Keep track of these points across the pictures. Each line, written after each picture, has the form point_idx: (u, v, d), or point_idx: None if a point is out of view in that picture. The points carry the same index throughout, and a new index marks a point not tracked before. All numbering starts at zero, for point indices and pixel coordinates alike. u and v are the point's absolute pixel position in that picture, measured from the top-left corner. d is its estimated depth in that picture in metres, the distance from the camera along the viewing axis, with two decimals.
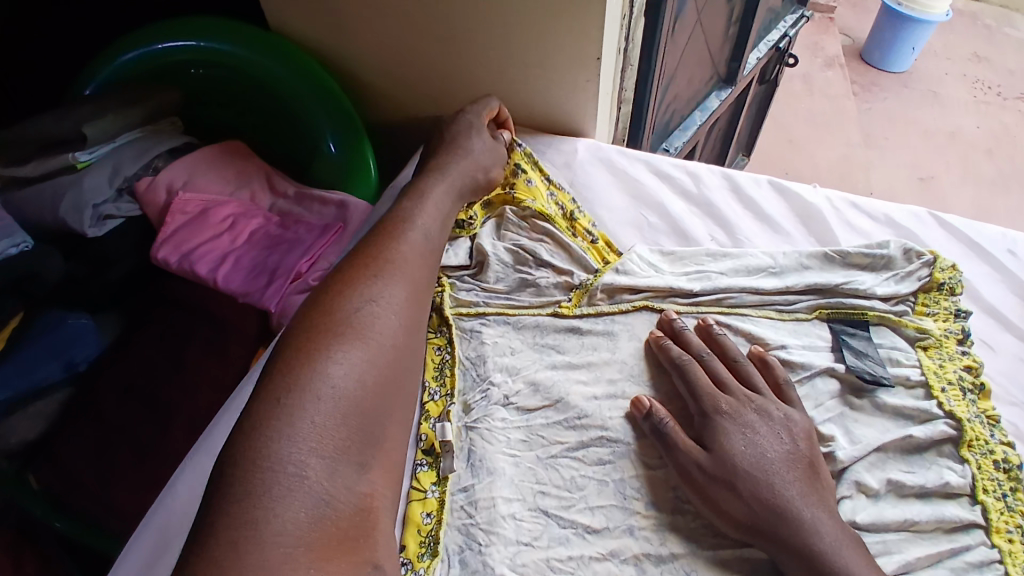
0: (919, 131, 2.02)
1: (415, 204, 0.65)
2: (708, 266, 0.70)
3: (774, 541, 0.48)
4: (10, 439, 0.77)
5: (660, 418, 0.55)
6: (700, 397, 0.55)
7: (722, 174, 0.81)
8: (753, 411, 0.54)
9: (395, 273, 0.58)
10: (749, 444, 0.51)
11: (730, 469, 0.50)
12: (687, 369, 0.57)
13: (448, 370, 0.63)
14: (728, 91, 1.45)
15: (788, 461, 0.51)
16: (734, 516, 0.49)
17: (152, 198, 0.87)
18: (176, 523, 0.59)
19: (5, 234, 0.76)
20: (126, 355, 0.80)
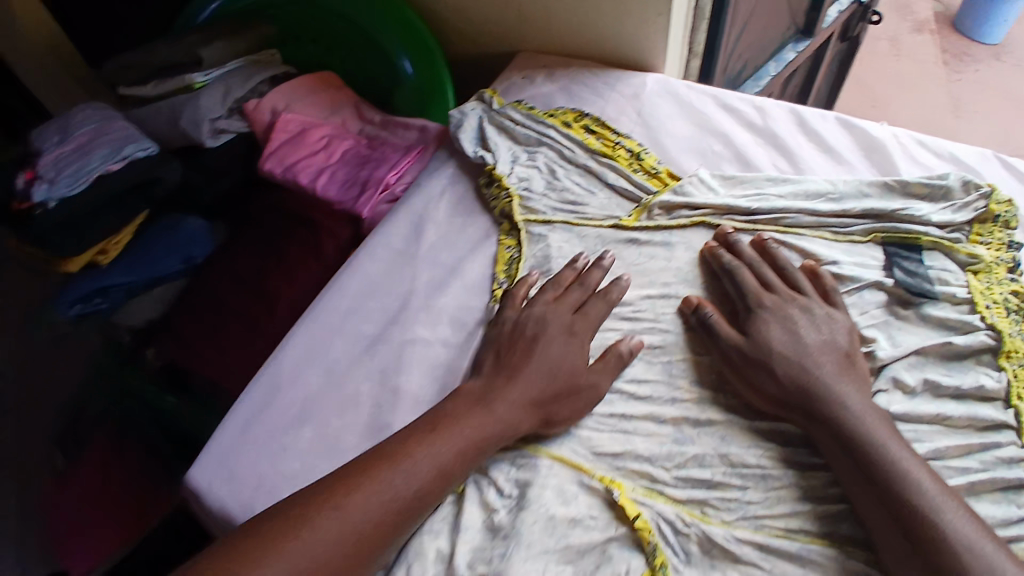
0: (1014, 98, 1.90)
1: (466, 420, 0.55)
2: (767, 190, 0.74)
3: (801, 407, 0.53)
4: (135, 318, 0.96)
5: (707, 313, 0.61)
6: (745, 295, 0.61)
7: (789, 108, 0.84)
8: (795, 307, 0.59)
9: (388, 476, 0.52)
10: (788, 333, 0.57)
11: (765, 352, 0.56)
12: (734, 272, 0.63)
13: (516, 265, 0.72)
14: (805, 42, 1.43)
15: (824, 347, 0.56)
16: (768, 393, 0.55)
17: (258, 118, 0.98)
18: (276, 389, 0.67)
19: (134, 140, 0.91)
20: (227, 256, 0.92)
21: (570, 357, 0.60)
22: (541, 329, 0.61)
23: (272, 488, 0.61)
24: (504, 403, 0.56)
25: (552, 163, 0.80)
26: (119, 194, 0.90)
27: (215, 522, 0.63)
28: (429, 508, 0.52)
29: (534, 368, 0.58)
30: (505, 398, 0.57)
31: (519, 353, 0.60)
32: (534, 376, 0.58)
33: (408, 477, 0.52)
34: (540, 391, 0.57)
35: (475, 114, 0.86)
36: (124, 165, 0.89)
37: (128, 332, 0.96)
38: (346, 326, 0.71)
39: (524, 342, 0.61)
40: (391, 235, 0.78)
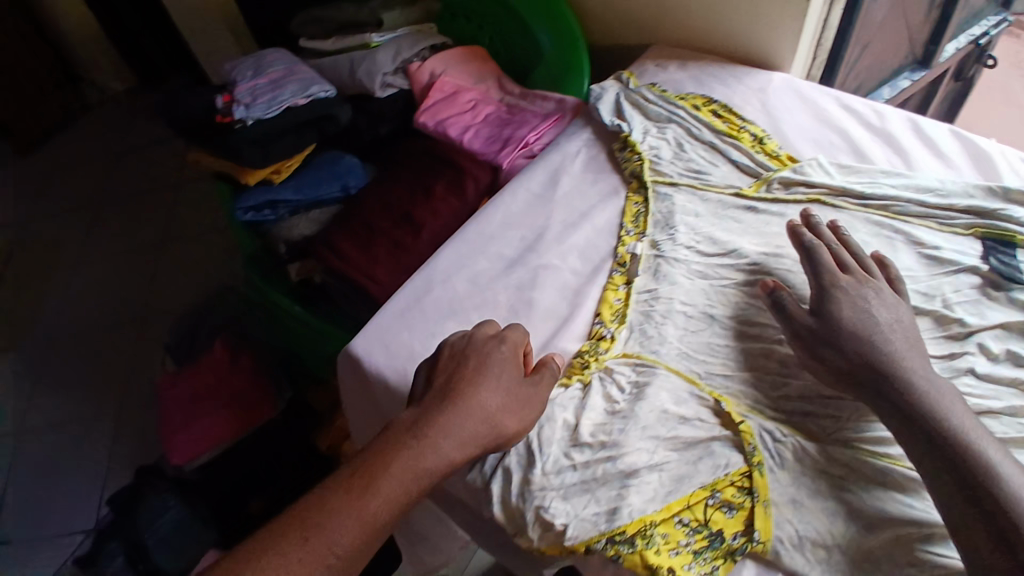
0: None
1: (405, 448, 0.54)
2: (880, 181, 0.81)
3: (871, 375, 0.59)
4: (294, 233, 1.08)
5: (781, 294, 0.67)
6: (820, 273, 0.67)
7: (907, 116, 0.91)
8: (869, 290, 0.65)
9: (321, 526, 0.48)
10: (858, 312, 0.63)
11: (838, 331, 0.62)
12: (813, 252, 0.69)
13: (643, 217, 0.82)
14: (921, 72, 1.46)
15: (893, 327, 0.62)
16: (836, 367, 0.61)
17: (418, 78, 1.15)
18: (428, 287, 0.81)
19: (318, 83, 1.10)
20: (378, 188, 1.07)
21: (513, 378, 0.61)
22: (484, 356, 0.62)
23: (421, 361, 0.75)
24: (447, 435, 0.55)
25: (681, 137, 0.90)
26: (300, 123, 1.08)
27: (370, 384, 0.77)
28: (364, 562, 0.50)
29: (473, 388, 0.59)
30: (445, 427, 0.55)
31: (464, 373, 0.60)
32: (478, 396, 0.58)
33: (345, 523, 0.49)
34: (483, 414, 0.57)
35: (613, 91, 0.98)
36: (309, 101, 1.08)
37: (285, 245, 1.09)
38: (489, 249, 0.84)
39: (454, 366, 0.61)
40: (531, 182, 0.91)
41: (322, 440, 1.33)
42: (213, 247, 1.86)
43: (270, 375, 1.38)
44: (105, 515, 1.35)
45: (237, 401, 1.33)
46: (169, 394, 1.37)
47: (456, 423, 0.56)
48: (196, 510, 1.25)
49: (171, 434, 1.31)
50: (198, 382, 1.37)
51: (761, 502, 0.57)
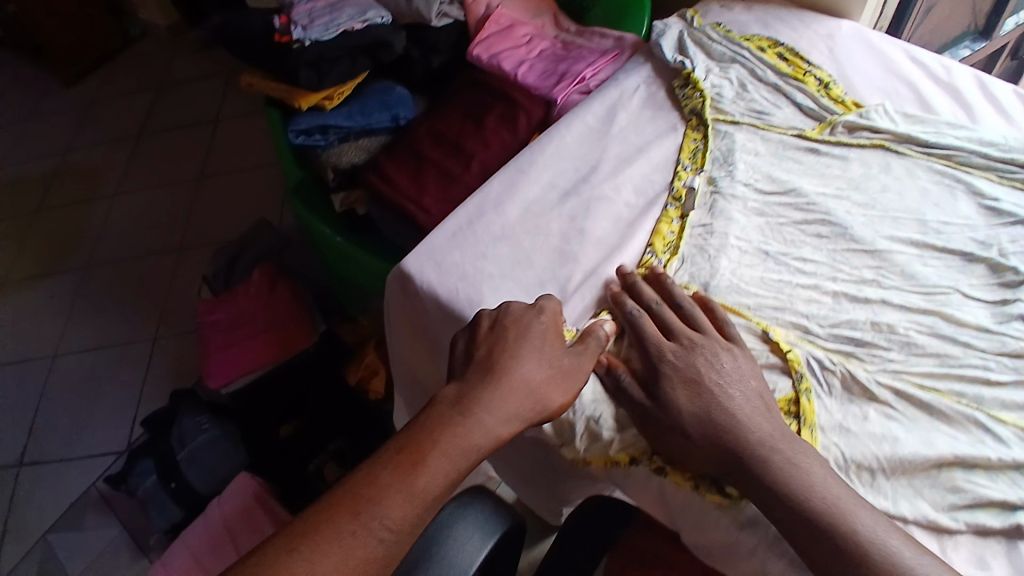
0: None
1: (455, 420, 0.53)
2: (945, 132, 0.79)
3: (729, 460, 0.56)
4: (343, 160, 1.10)
5: (619, 375, 0.63)
6: (648, 347, 0.63)
7: (976, 72, 0.88)
8: (698, 354, 0.61)
9: (380, 500, 0.47)
10: (692, 393, 0.59)
11: (675, 418, 0.58)
12: (638, 322, 0.65)
13: (701, 154, 0.82)
14: (982, 44, 1.40)
15: (753, 400, 0.58)
16: (692, 453, 0.58)
17: (474, 10, 1.14)
18: (482, 210, 0.81)
19: (374, 9, 1.11)
20: (427, 121, 1.07)
21: (556, 355, 0.61)
22: (523, 331, 0.62)
23: (474, 281, 0.75)
24: (492, 409, 0.55)
25: (744, 78, 0.89)
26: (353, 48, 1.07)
27: (420, 302, 0.78)
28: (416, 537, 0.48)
29: (514, 363, 0.58)
30: (492, 400, 0.55)
31: (500, 345, 0.60)
32: (519, 372, 0.58)
33: (404, 498, 0.48)
34: (526, 390, 0.57)
35: (677, 29, 0.96)
36: (365, 26, 1.09)
37: (333, 171, 1.11)
38: (543, 178, 0.84)
39: (492, 342, 0.61)
40: (588, 116, 0.90)
41: (351, 373, 1.34)
42: (248, 185, 1.88)
43: (305, 306, 1.38)
44: (138, 439, 1.41)
45: (271, 331, 1.33)
46: (207, 320, 1.38)
47: (503, 396, 0.56)
48: (230, 433, 1.29)
49: (208, 355, 1.33)
50: (235, 308, 1.38)
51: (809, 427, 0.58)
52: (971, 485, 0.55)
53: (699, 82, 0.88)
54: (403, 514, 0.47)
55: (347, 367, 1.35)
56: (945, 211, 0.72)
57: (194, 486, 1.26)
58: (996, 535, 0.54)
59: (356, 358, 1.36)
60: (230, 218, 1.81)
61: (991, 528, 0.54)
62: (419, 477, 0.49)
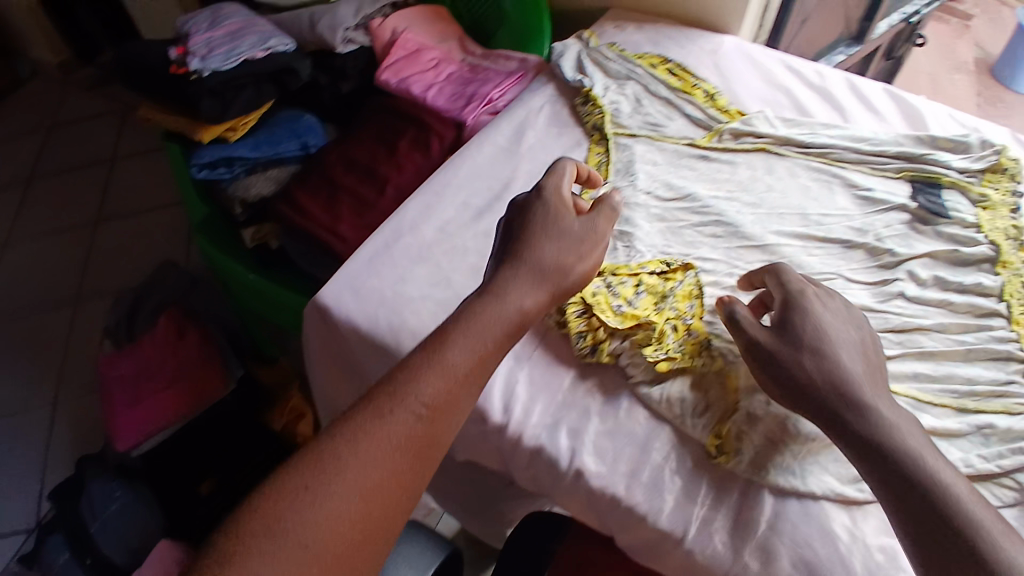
0: None
1: (508, 275, 0.59)
2: (820, 132, 0.87)
3: (838, 400, 0.54)
4: (250, 191, 1.06)
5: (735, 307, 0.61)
6: (783, 281, 0.62)
7: (845, 77, 0.97)
8: (835, 304, 0.61)
9: (449, 342, 0.53)
10: (819, 323, 0.58)
11: (802, 347, 0.56)
12: (778, 271, 0.63)
13: (605, 166, 0.86)
14: (856, 48, 1.54)
15: (851, 338, 0.58)
16: (808, 401, 0.55)
17: (380, 35, 1.14)
18: (393, 235, 0.81)
19: (276, 37, 1.09)
20: (337, 149, 1.06)
21: (568, 228, 0.62)
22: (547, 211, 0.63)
23: (392, 306, 0.74)
24: (507, 292, 0.57)
25: (639, 92, 0.94)
26: (259, 76, 1.06)
27: (337, 332, 0.76)
28: (458, 414, 0.51)
29: (547, 238, 0.61)
30: (530, 259, 0.59)
31: (533, 219, 0.63)
32: (553, 246, 0.61)
33: (463, 348, 0.53)
34: (530, 277, 0.58)
35: (575, 49, 1.01)
36: (267, 54, 1.06)
37: (241, 204, 1.07)
38: (455, 197, 0.85)
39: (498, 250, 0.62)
40: (497, 136, 0.92)
41: (275, 417, 1.31)
42: (161, 223, 1.78)
43: (217, 351, 1.30)
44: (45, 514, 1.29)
45: (188, 377, 1.25)
46: (111, 375, 1.27)
47: (544, 248, 0.60)
48: (145, 496, 1.18)
49: (115, 413, 1.22)
50: (144, 359, 1.28)
51: (727, 416, 0.61)
52: None
53: (599, 99, 0.93)
54: (471, 352, 0.53)
55: (270, 412, 1.32)
56: (825, 205, 0.79)
57: (109, 557, 1.14)
58: None
59: (280, 401, 1.32)
60: (139, 260, 1.70)
61: None
62: (478, 322, 0.55)
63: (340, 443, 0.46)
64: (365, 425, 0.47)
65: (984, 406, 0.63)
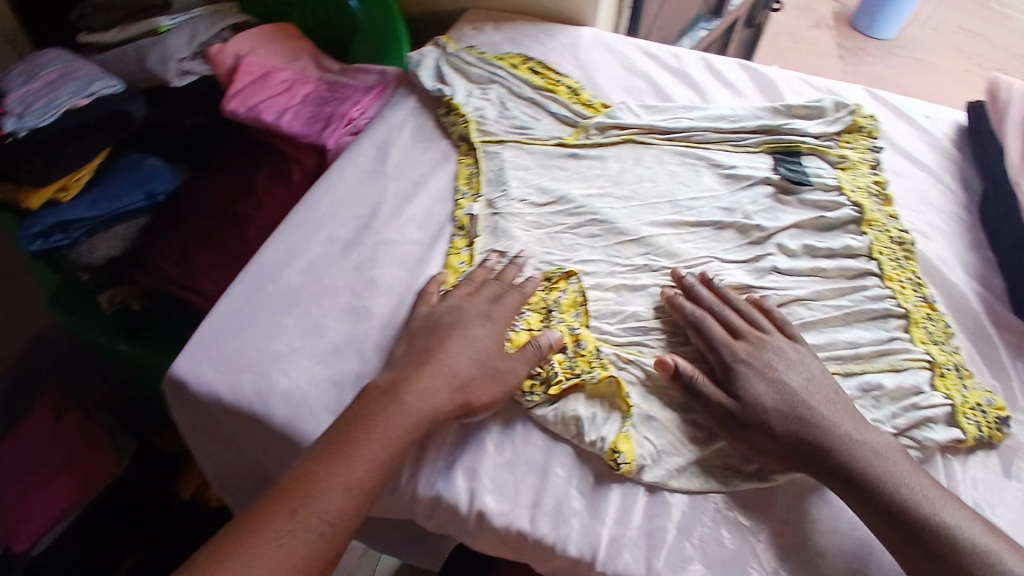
0: (912, 59, 2.05)
1: (426, 377, 0.58)
2: (682, 116, 0.87)
3: (808, 453, 0.56)
4: (95, 255, 0.93)
5: (688, 376, 0.60)
6: (719, 350, 0.62)
7: (700, 56, 0.99)
8: (768, 351, 0.61)
9: (364, 446, 0.54)
10: (773, 387, 0.59)
11: (759, 414, 0.57)
12: (699, 322, 0.64)
13: (476, 178, 0.82)
14: (715, 21, 1.61)
15: (810, 389, 0.59)
16: (776, 454, 0.57)
17: (222, 61, 1.05)
18: (257, 285, 0.73)
19: (99, 79, 0.95)
20: (190, 193, 0.96)
21: (475, 333, 0.62)
22: (463, 313, 0.64)
23: (260, 366, 0.67)
24: (413, 395, 0.57)
25: (502, 95, 0.91)
26: (85, 125, 0.91)
27: (202, 406, 0.68)
28: (359, 524, 0.53)
29: (465, 340, 0.61)
30: (447, 355, 0.60)
31: (443, 333, 0.62)
32: (473, 349, 0.61)
33: (376, 452, 0.54)
34: (435, 384, 0.58)
35: (432, 56, 0.96)
36: (92, 101, 0.93)
37: (89, 272, 0.94)
38: (320, 232, 0.78)
39: (402, 355, 0.62)
40: (359, 158, 0.86)
41: (185, 487, 1.13)
42: None
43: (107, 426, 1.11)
44: None
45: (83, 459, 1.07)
46: None
47: (465, 345, 0.61)
48: None
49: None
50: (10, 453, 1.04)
51: (627, 422, 0.59)
52: None
53: (462, 107, 0.89)
54: (382, 457, 0.54)
55: (180, 481, 1.15)
56: (693, 189, 0.80)
57: None
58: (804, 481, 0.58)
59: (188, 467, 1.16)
60: None
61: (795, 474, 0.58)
62: (393, 422, 0.56)
63: (240, 557, 0.48)
64: (267, 534, 0.49)
65: (869, 367, 0.65)
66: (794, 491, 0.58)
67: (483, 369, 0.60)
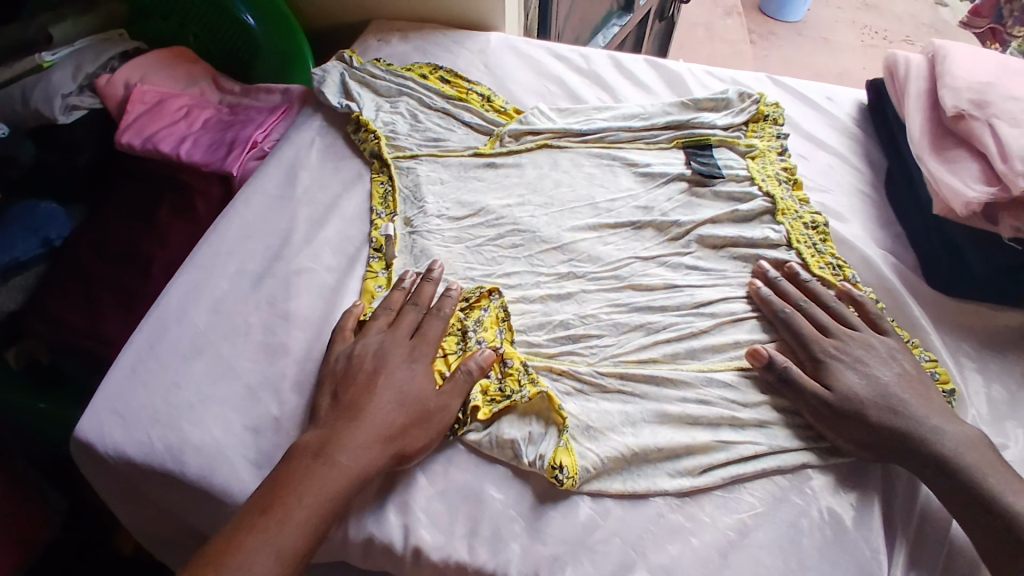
0: (819, 38, 2.15)
1: (354, 430, 0.55)
2: (594, 117, 0.88)
3: (901, 443, 0.57)
4: None
5: (782, 366, 0.62)
6: (808, 345, 0.63)
7: (608, 55, 1.00)
8: (858, 347, 0.63)
9: (292, 507, 0.50)
10: (866, 379, 0.60)
11: (854, 405, 0.59)
12: (791, 320, 0.66)
13: (391, 196, 0.79)
14: (627, 17, 1.59)
15: (900, 382, 0.60)
16: (866, 443, 0.58)
17: (112, 92, 0.98)
18: (163, 332, 0.68)
19: None
20: (83, 235, 0.87)
21: (400, 374, 0.59)
22: (391, 351, 0.60)
23: (170, 421, 0.62)
24: (346, 453, 0.53)
25: (410, 108, 0.89)
26: None
27: (113, 471, 0.62)
28: None
29: (396, 384, 0.58)
30: (380, 401, 0.56)
31: (369, 373, 0.59)
32: (402, 393, 0.57)
33: (305, 513, 0.50)
34: (368, 438, 0.54)
35: (337, 71, 0.92)
36: None
37: None
38: (228, 267, 0.73)
39: (326, 413, 0.57)
40: (265, 183, 0.81)
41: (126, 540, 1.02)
42: None
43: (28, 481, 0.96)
44: None
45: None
46: None
47: (397, 390, 0.57)
48: None
49: None
50: None
51: (564, 435, 0.58)
52: (717, 443, 0.60)
53: (370, 124, 0.86)
54: (312, 518, 0.50)
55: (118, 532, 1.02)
56: (611, 189, 0.80)
57: None
58: (756, 479, 0.59)
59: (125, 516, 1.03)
60: None
61: (745, 474, 0.59)
62: (324, 479, 0.52)
63: None
64: None
65: None
66: (733, 488, 0.59)
67: (413, 417, 0.57)
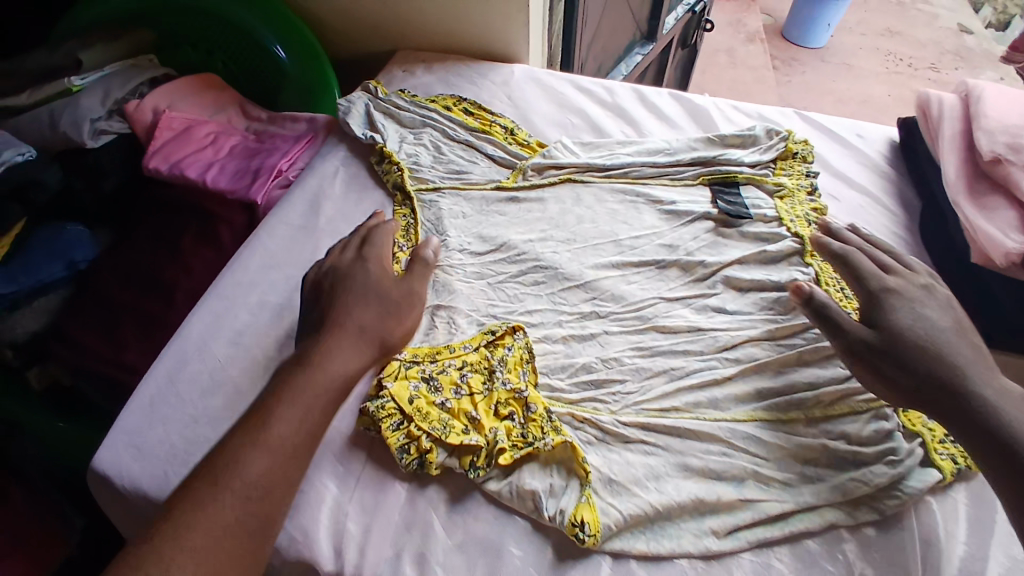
0: (843, 65, 2.14)
1: (322, 352, 0.59)
2: (618, 152, 0.87)
3: (941, 397, 0.55)
4: (16, 331, 0.84)
5: (822, 301, 0.62)
6: (867, 280, 0.63)
7: (632, 88, 1.00)
8: (921, 289, 0.62)
9: (268, 426, 0.54)
10: (920, 318, 0.59)
11: (901, 339, 0.57)
12: (851, 257, 0.66)
13: (413, 229, 0.79)
14: (649, 46, 1.61)
15: (952, 331, 0.58)
16: (903, 384, 0.56)
17: (140, 118, 0.99)
18: (184, 363, 0.68)
19: (12, 146, 0.89)
20: (109, 259, 0.88)
21: (362, 301, 0.64)
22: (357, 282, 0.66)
23: (188, 456, 0.62)
24: (314, 372, 0.58)
25: (434, 139, 0.89)
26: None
27: (129, 503, 0.62)
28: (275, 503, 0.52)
29: (359, 310, 0.63)
30: (344, 325, 0.61)
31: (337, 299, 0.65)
32: (366, 316, 0.63)
33: (282, 433, 0.54)
34: (334, 357, 0.59)
35: (362, 102, 0.93)
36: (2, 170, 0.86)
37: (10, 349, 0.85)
38: (250, 298, 0.73)
39: (289, 364, 0.59)
40: (289, 213, 0.82)
41: None
42: None
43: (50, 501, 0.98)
44: None
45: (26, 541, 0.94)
46: None
47: (358, 313, 0.63)
48: None
49: None
50: None
51: (586, 490, 0.56)
52: (743, 503, 0.57)
53: (393, 155, 0.86)
54: (289, 434, 0.54)
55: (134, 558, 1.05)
56: (635, 227, 0.79)
57: None
58: (783, 544, 0.56)
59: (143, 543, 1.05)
60: None
61: (772, 537, 0.56)
62: (295, 400, 0.56)
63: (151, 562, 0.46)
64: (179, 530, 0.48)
65: (831, 411, 0.62)
66: (761, 552, 0.56)
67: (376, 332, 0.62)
